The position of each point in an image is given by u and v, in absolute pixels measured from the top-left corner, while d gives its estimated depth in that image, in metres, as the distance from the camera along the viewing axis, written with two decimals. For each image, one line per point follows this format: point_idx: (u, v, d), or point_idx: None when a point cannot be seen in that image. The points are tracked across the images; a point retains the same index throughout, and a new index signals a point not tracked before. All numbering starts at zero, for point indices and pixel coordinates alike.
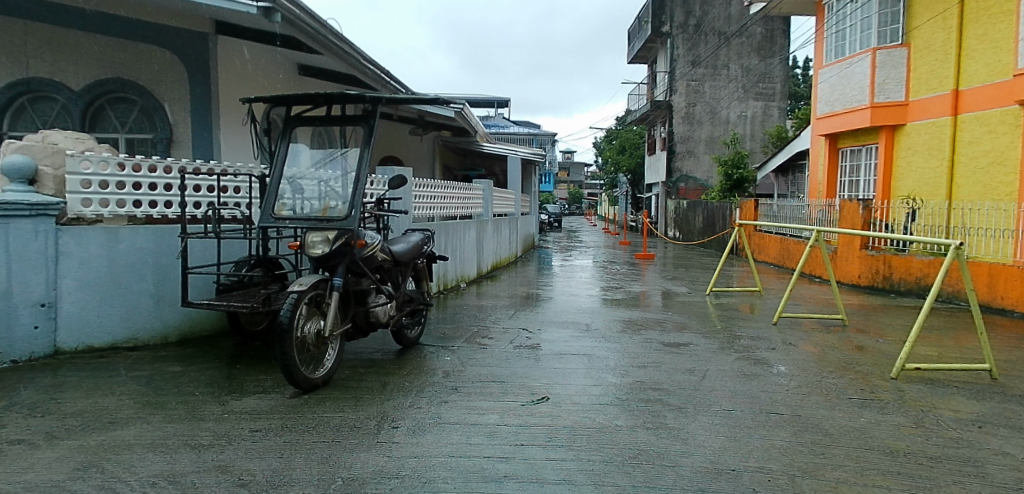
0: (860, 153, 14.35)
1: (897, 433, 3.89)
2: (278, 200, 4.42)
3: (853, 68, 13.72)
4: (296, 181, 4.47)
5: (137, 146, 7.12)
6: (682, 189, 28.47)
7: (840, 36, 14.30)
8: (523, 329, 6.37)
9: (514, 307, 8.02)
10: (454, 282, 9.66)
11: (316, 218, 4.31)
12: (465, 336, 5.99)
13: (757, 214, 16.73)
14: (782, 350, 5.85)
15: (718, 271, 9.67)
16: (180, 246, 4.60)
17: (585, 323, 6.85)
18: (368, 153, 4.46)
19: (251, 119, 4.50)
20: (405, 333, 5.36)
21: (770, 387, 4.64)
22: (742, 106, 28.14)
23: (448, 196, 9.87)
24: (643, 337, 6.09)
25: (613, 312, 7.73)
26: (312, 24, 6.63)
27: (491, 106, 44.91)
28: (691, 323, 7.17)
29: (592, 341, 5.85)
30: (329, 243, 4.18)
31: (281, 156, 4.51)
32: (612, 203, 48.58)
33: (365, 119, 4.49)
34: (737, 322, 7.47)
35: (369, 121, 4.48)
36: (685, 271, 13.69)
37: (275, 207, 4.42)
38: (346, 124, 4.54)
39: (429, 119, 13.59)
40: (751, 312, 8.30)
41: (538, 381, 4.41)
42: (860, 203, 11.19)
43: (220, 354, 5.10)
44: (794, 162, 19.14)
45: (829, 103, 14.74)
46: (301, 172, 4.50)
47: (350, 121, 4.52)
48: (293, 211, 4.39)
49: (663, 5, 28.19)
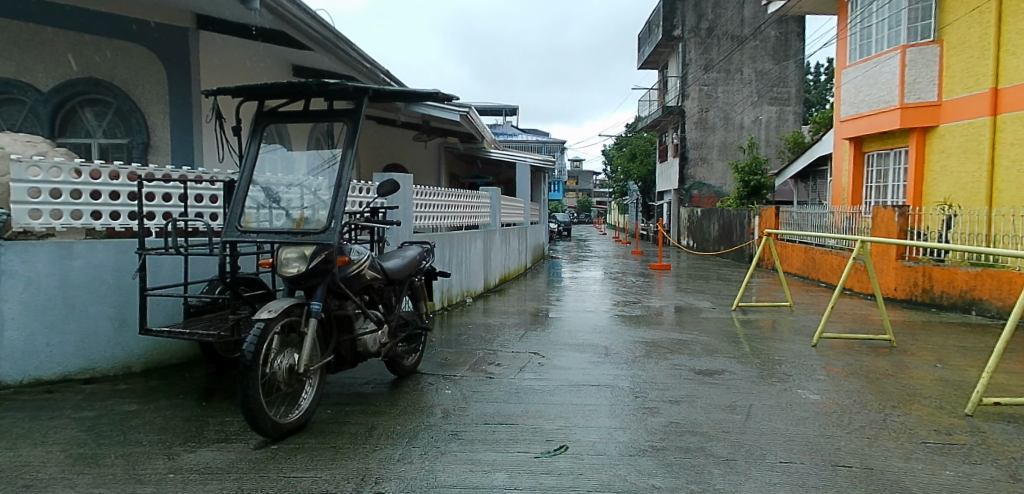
0: (889, 157, 13.60)
1: (996, 492, 3.14)
2: (245, 210, 3.78)
3: (880, 67, 13.00)
4: (267, 188, 3.85)
5: (111, 152, 6.51)
6: (695, 197, 27.76)
7: (866, 34, 13.61)
8: (535, 354, 5.67)
9: (523, 326, 7.33)
10: (459, 297, 8.99)
11: (289, 231, 3.66)
12: (469, 362, 5.31)
13: (778, 222, 15.96)
14: (830, 379, 5.12)
15: (745, 285, 8.92)
16: (138, 264, 3.98)
17: (604, 345, 6.15)
18: (351, 154, 3.79)
19: (215, 116, 3.88)
20: (402, 361, 4.69)
21: (827, 428, 3.93)
22: (756, 111, 27.43)
23: (453, 204, 9.20)
24: (670, 363, 5.38)
25: (632, 332, 7.03)
26: (317, 28, 6.40)
27: (498, 114, 44.38)
28: (720, 344, 6.47)
29: (613, 368, 5.14)
30: (305, 261, 3.51)
31: (250, 159, 3.89)
32: (622, 211, 47.89)
33: (349, 114, 3.85)
34: (771, 342, 6.74)
35: (354, 116, 3.84)
36: (704, 283, 12.95)
37: (242, 219, 3.77)
38: (326, 120, 3.90)
39: (434, 125, 12.99)
40: (784, 329, 7.58)
41: (553, 423, 3.72)
42: (893, 210, 10.43)
43: (188, 387, 4.45)
44: (814, 168, 18.37)
45: (853, 105, 14.06)
46: (274, 179, 3.88)
47: (332, 116, 3.89)
48: (262, 222, 3.75)
49: (674, 9, 27.60)
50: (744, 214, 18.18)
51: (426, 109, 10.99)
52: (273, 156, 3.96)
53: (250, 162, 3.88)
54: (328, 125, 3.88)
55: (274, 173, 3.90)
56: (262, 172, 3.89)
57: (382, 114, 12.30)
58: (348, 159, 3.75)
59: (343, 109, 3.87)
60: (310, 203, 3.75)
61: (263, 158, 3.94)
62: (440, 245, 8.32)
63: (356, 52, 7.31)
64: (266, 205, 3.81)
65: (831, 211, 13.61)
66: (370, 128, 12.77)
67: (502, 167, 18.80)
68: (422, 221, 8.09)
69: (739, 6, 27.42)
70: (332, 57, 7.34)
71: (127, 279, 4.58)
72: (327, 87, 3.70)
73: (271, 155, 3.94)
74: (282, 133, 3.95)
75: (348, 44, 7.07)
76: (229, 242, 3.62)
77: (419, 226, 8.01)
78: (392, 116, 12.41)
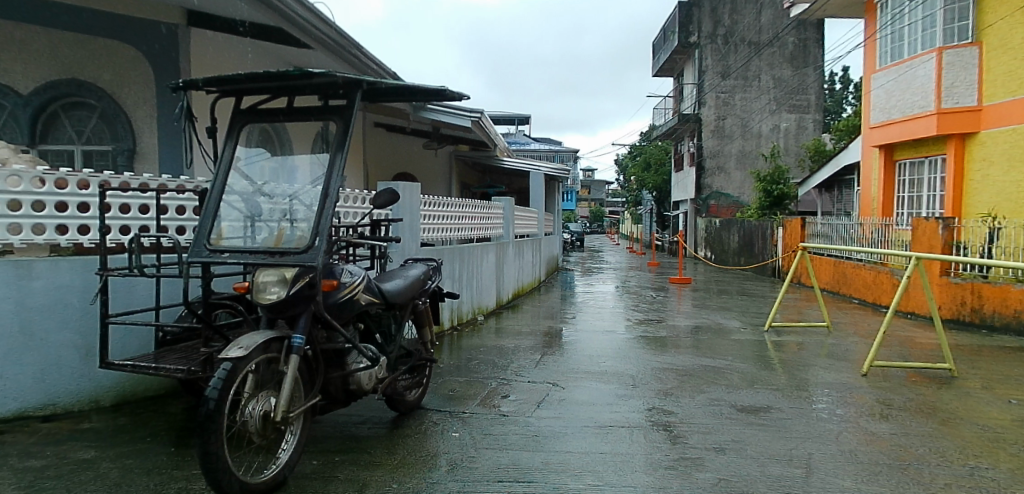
0: (923, 166, 12.90)
1: None
2: (217, 226, 3.19)
3: (914, 71, 12.33)
4: (244, 199, 3.29)
5: (95, 159, 6.03)
6: (713, 207, 27.05)
7: (897, 37, 12.95)
8: (554, 385, 5.07)
9: (539, 349, 6.73)
10: (470, 315, 8.40)
11: (266, 251, 3.09)
12: (481, 396, 4.71)
13: (804, 234, 15.19)
14: (893, 418, 4.48)
15: (778, 304, 8.27)
16: (98, 287, 3.41)
17: (630, 374, 5.54)
18: (340, 159, 3.21)
19: (184, 116, 3.33)
20: (403, 397, 4.10)
21: (906, 487, 3.30)
22: (775, 119, 26.73)
23: (463, 215, 8.64)
24: (708, 398, 4.76)
25: (660, 356, 6.42)
26: (323, 29, 6.01)
27: (510, 123, 44.07)
28: (759, 373, 5.83)
29: (644, 405, 4.53)
30: (285, 286, 2.96)
31: (224, 164, 3.32)
32: (636, 222, 47.15)
33: (340, 112, 3.27)
34: (815, 371, 6.10)
35: (345, 114, 3.26)
36: (728, 299, 12.28)
37: (212, 236, 3.17)
38: (314, 119, 3.33)
39: (445, 132, 12.48)
40: (826, 354, 6.92)
41: (580, 481, 3.12)
42: (933, 222, 9.70)
43: (161, 427, 3.89)
44: (840, 177, 17.65)
45: (883, 111, 13.43)
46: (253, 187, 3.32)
47: (320, 115, 3.31)
48: (236, 240, 3.16)
49: (691, 14, 27.04)
50: (767, 225, 17.48)
51: (437, 114, 10.46)
52: (252, 160, 3.38)
53: (224, 167, 3.31)
54: (316, 127, 3.32)
55: (253, 181, 3.33)
56: (239, 179, 3.33)
57: (391, 120, 11.83)
58: (335, 165, 3.15)
59: (332, 106, 3.29)
60: (292, 217, 3.17)
61: (239, 162, 3.36)
62: (449, 259, 7.75)
63: (364, 54, 6.96)
64: (242, 218, 3.23)
65: (861, 223, 12.90)
66: (379, 135, 12.29)
67: (515, 176, 18.29)
68: (429, 233, 7.52)
69: (756, 12, 26.81)
70: (337, 60, 6.96)
71: (87, 304, 4.00)
72: (312, 81, 3.12)
73: (249, 159, 3.37)
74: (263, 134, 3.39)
75: (354, 45, 6.65)
76: (194, 263, 3.03)
77: (426, 239, 7.44)
78: (402, 122, 11.94)
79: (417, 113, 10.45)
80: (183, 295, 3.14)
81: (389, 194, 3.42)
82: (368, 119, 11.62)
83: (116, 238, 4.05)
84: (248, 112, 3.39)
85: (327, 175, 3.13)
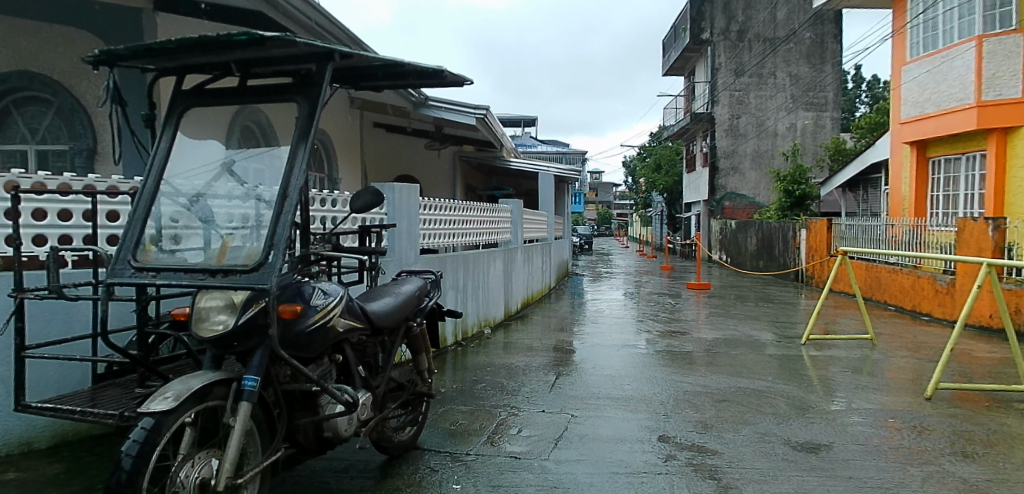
0: (959, 163, 12.15)
1: None
2: (149, 240, 2.44)
3: (950, 62, 11.63)
4: (184, 201, 2.56)
5: (51, 160, 5.40)
6: (728, 208, 26.22)
7: (930, 26, 12.24)
8: (572, 416, 4.37)
9: (554, 368, 6.03)
10: (476, 328, 7.71)
11: (210, 268, 2.32)
12: (488, 431, 4.02)
13: (830, 238, 14.36)
14: (981, 458, 3.76)
15: (815, 314, 7.54)
16: (12, 311, 2.76)
17: (660, 400, 4.83)
18: (307, 147, 2.40)
19: (113, 98, 2.62)
20: (396, 438, 3.41)
21: None
22: (791, 117, 25.94)
23: (467, 220, 7.97)
24: (756, 433, 4.06)
25: (690, 377, 5.71)
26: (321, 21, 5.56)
27: (516, 125, 43.53)
28: (807, 398, 5.11)
29: (682, 444, 3.82)
30: (234, 313, 2.32)
31: (160, 157, 2.59)
32: (646, 224, 46.33)
33: (305, 91, 2.52)
34: (869, 394, 5.36)
35: (312, 92, 2.50)
36: (752, 306, 11.53)
37: (141, 253, 2.40)
38: (274, 103, 2.60)
39: (449, 131, 11.85)
40: (876, 371, 6.19)
41: None
42: (980, 223, 8.93)
43: (98, 478, 3.22)
44: (864, 176, 16.85)
45: (916, 105, 12.72)
46: (197, 186, 2.57)
47: (281, 96, 2.57)
48: (175, 257, 2.40)
49: (703, 11, 26.32)
50: (788, 226, 16.72)
51: (440, 111, 9.81)
52: (196, 150, 2.63)
53: (159, 160, 2.59)
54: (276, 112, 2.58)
55: (195, 177, 2.58)
56: (177, 173, 2.58)
57: (392, 119, 11.22)
58: (297, 158, 2.39)
59: (297, 84, 2.54)
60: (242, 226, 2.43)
61: (179, 153, 2.63)
62: (452, 267, 7.05)
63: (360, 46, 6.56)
64: (177, 225, 2.49)
65: (891, 224, 12.12)
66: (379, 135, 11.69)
67: (523, 178, 17.62)
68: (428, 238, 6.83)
69: (771, 7, 26.08)
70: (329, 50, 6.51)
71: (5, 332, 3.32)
72: (270, 51, 2.41)
73: (192, 150, 2.63)
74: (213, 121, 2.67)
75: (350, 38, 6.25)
76: (110, 285, 2.29)
77: (425, 245, 6.76)
78: (403, 121, 11.32)
79: (418, 111, 9.81)
80: (101, 326, 2.43)
81: (372, 195, 2.73)
82: (368, 119, 11.01)
83: (32, 251, 3.39)
84: (194, 92, 2.67)
85: (286, 170, 2.38)
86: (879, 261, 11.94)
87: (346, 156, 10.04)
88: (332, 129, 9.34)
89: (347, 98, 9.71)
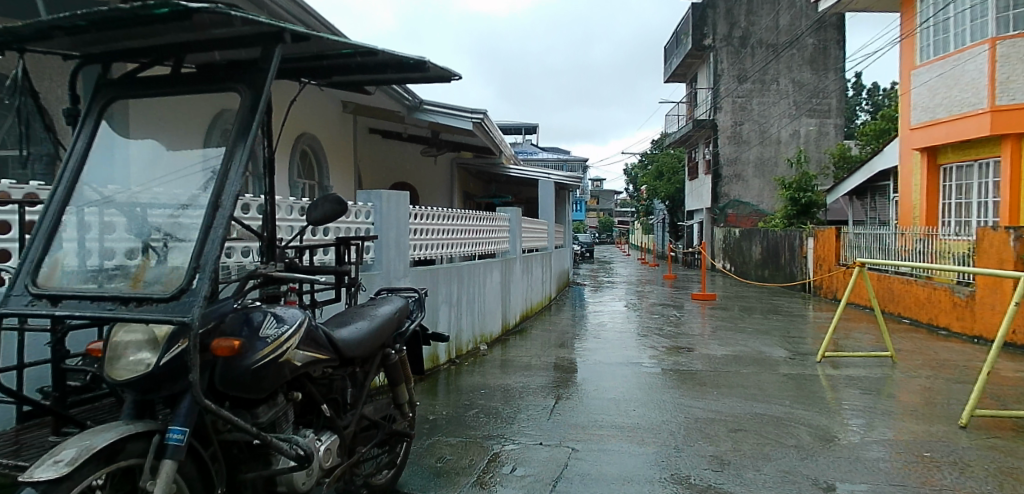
0: (972, 170, 11.73)
1: None
2: (54, 263, 2.01)
3: (963, 65, 11.23)
4: (100, 209, 2.12)
5: (9, 168, 5.02)
6: (732, 217, 25.79)
7: (941, 29, 11.85)
8: (572, 449, 3.94)
9: (552, 391, 5.59)
10: (471, 345, 7.27)
11: (123, 295, 1.88)
12: (479, 469, 3.58)
13: (839, 247, 13.91)
14: None
15: (832, 330, 7.09)
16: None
17: (669, 430, 4.39)
18: (244, 150, 1.98)
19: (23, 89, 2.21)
20: (372, 484, 2.96)
21: None
22: (794, 123, 25.56)
23: (462, 230, 7.56)
24: (778, 471, 3.62)
25: (701, 401, 5.26)
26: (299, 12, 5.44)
27: (517, 132, 43.23)
28: (830, 427, 4.67)
29: (696, 487, 3.38)
30: (157, 350, 1.90)
31: (75, 158, 2.18)
32: (648, 232, 45.88)
33: (248, 78, 2.10)
34: (895, 421, 4.92)
35: (255, 80, 2.08)
36: (760, 318, 11.09)
37: (43, 277, 1.98)
38: (212, 93, 2.17)
39: (445, 137, 11.47)
40: (898, 395, 5.75)
41: None
42: (1001, 232, 8.49)
43: None
44: (872, 183, 16.42)
45: (926, 110, 12.32)
46: (115, 193, 2.13)
47: (220, 85, 2.14)
48: (82, 284, 1.97)
49: (705, 16, 25.96)
50: (795, 235, 16.27)
51: (435, 115, 9.40)
52: (118, 151, 2.21)
53: (74, 164, 2.17)
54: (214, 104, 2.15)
55: (115, 182, 2.15)
56: (96, 178, 2.17)
57: (386, 125, 10.81)
58: (233, 158, 1.97)
59: (237, 70, 2.12)
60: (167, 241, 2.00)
61: (101, 154, 2.21)
62: (445, 280, 6.62)
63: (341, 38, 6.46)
64: (92, 241, 2.06)
65: (902, 232, 11.68)
66: (372, 141, 11.29)
67: (523, 185, 17.19)
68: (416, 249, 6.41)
69: (774, 13, 25.76)
70: None
71: None
72: (204, 29, 2.01)
73: (114, 149, 2.20)
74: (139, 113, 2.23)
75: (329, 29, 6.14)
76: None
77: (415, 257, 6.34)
78: (398, 127, 10.91)
79: (412, 116, 9.40)
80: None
81: (333, 204, 2.30)
82: (362, 124, 10.61)
83: None
84: (119, 81, 2.25)
85: (219, 173, 1.96)
86: (892, 271, 11.50)
87: (339, 163, 9.63)
88: (324, 135, 8.93)
89: (339, 103, 9.29)
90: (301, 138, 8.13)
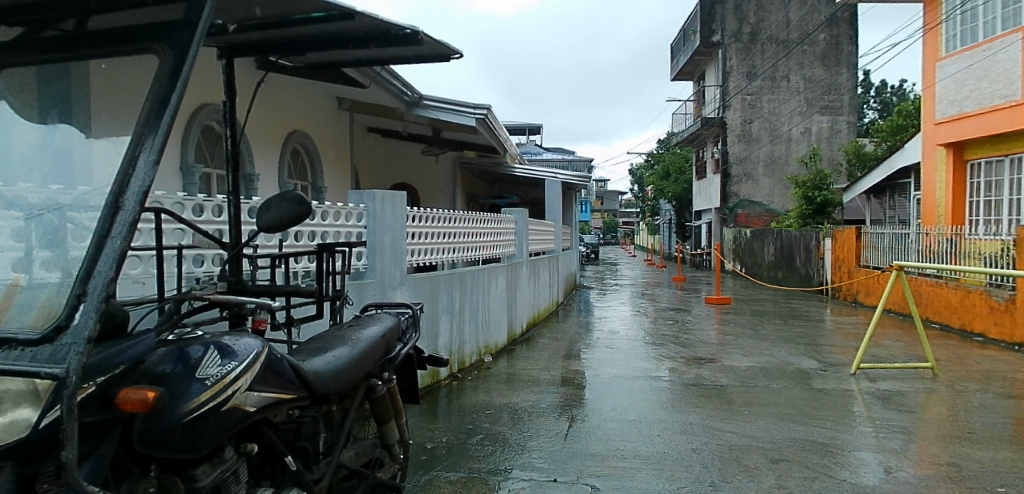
0: (1003, 166, 11.16)
1: None
2: None
3: (994, 55, 10.70)
4: None
5: None
6: (742, 217, 25.29)
7: (970, 17, 11.31)
8: (593, 488, 3.40)
9: (566, 411, 5.07)
10: (475, 356, 6.74)
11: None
12: None
13: (860, 248, 13.31)
14: None
15: (868, 340, 6.54)
16: None
17: (702, 461, 3.85)
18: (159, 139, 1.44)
19: None
20: None
21: None
22: (805, 121, 25.01)
23: (464, 233, 7.05)
24: None
25: (732, 424, 4.72)
26: None
27: (521, 132, 42.77)
28: (882, 455, 4.13)
29: None
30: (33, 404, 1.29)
31: None
32: (653, 233, 45.28)
33: (169, 36, 1.54)
34: (954, 447, 4.37)
35: (179, 38, 1.53)
36: (779, 324, 10.53)
37: None
38: (120, 56, 1.59)
39: (447, 135, 10.96)
40: (949, 414, 5.20)
41: None
42: None
43: None
44: (891, 181, 15.83)
45: (953, 104, 11.78)
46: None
47: (135, 46, 1.56)
48: None
49: (713, 11, 25.37)
50: (811, 235, 15.69)
51: (435, 112, 8.79)
52: None
53: None
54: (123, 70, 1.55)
55: None
56: None
57: (385, 123, 10.31)
58: (142, 144, 1.43)
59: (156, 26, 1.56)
60: (51, 256, 1.43)
61: None
62: (445, 287, 6.08)
63: None
64: None
65: (926, 232, 11.10)
66: (371, 140, 10.80)
67: (527, 186, 16.66)
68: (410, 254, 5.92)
69: (784, 8, 25.19)
70: None
71: None
72: None
73: None
74: (22, 83, 1.59)
75: None
76: None
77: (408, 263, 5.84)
78: (397, 125, 10.41)
79: (412, 112, 8.87)
80: None
81: (289, 204, 1.78)
82: (360, 122, 10.10)
83: None
84: (5, 46, 1.63)
85: (122, 165, 1.41)
86: (920, 274, 10.89)
87: (335, 163, 9.12)
88: (319, 133, 8.43)
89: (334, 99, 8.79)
90: (293, 135, 7.63)
